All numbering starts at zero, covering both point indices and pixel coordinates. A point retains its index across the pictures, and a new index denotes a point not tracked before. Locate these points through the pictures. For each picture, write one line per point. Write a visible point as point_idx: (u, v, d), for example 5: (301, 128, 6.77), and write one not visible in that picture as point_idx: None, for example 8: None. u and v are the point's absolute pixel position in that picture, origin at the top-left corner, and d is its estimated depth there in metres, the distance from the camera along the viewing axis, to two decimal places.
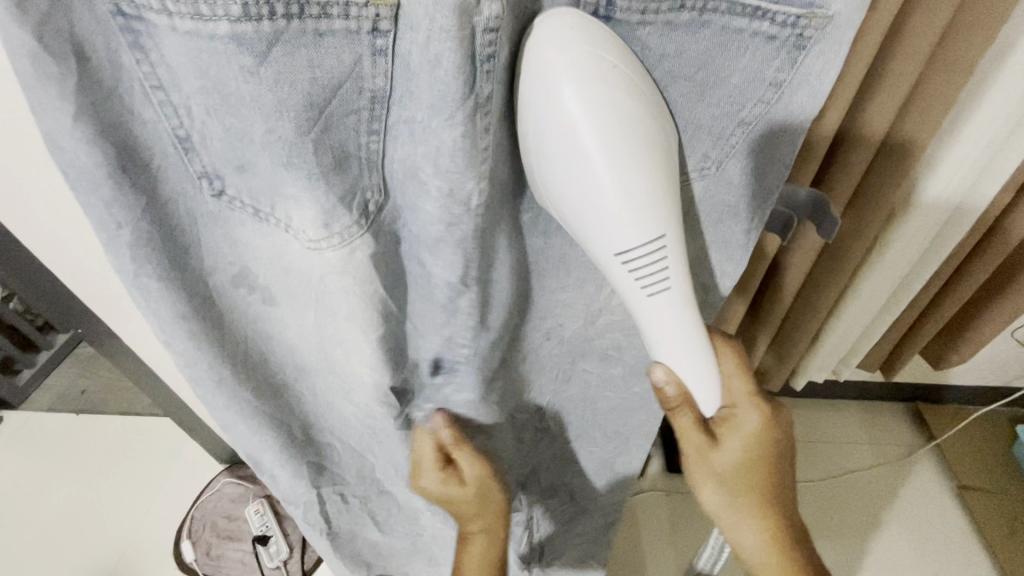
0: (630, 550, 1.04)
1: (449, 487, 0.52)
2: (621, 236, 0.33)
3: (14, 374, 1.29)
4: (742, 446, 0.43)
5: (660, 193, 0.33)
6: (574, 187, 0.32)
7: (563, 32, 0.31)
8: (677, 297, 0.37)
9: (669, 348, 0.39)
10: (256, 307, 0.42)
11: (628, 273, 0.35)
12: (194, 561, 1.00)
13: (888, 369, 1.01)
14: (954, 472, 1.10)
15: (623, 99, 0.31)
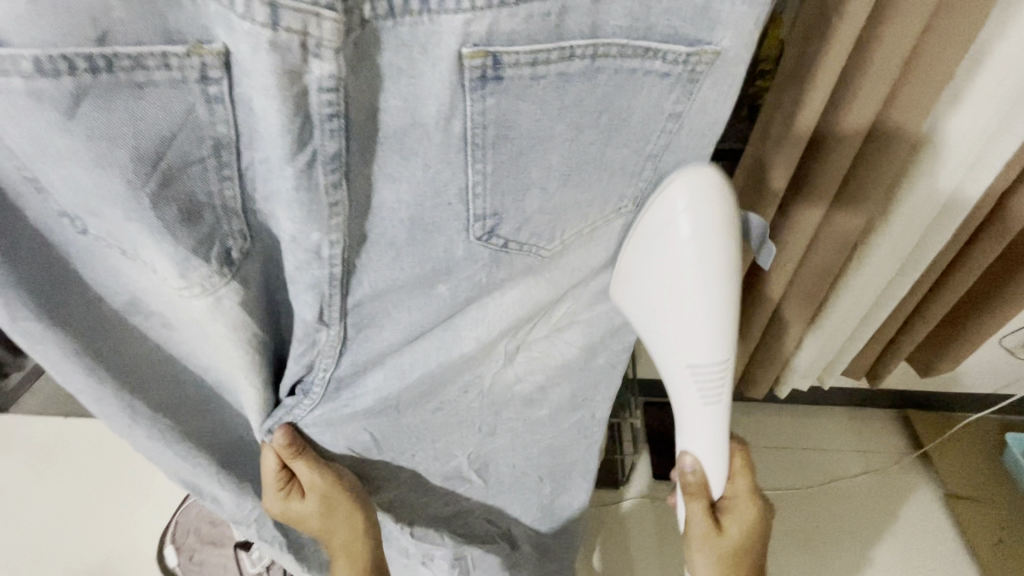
0: (620, 561, 1.03)
1: (291, 501, 0.54)
2: (690, 359, 0.47)
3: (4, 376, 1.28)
4: (739, 532, 0.55)
5: (720, 344, 0.46)
6: (665, 321, 0.47)
7: (690, 202, 0.42)
8: (720, 410, 0.50)
9: (695, 439, 0.52)
10: (153, 329, 0.45)
11: (693, 386, 0.48)
12: (177, 565, 1.03)
13: (874, 376, 1.00)
14: (942, 480, 1.09)
15: (716, 270, 0.43)
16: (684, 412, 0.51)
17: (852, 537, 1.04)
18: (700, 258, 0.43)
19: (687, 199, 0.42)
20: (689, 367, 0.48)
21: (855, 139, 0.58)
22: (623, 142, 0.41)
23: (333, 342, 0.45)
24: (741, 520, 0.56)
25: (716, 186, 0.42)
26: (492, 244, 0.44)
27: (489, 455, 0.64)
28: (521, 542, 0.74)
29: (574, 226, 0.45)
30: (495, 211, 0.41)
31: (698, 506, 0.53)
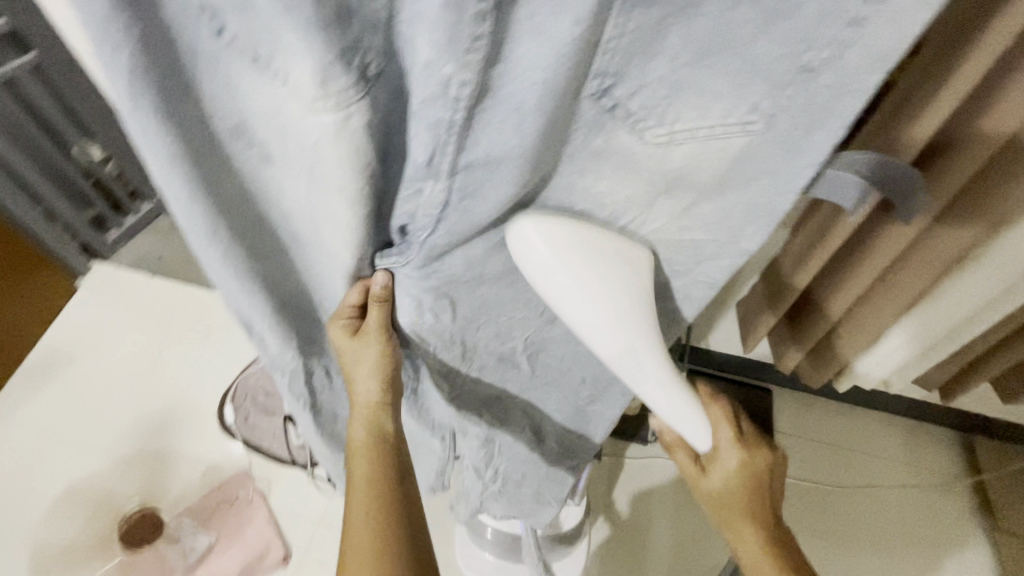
0: (632, 515, 1.05)
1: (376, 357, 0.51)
2: (610, 343, 0.43)
3: (104, 231, 1.51)
4: (727, 479, 0.52)
5: (629, 314, 0.42)
6: (585, 313, 0.42)
7: (535, 230, 0.40)
8: (668, 381, 0.46)
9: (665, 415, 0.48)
10: (253, 164, 0.38)
11: (622, 369, 0.45)
12: (234, 424, 1.13)
13: (947, 392, 0.93)
14: (992, 511, 1.03)
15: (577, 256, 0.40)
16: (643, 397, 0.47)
17: (882, 543, 1.02)
18: (580, 280, 0.41)
19: (540, 237, 0.40)
20: (613, 358, 0.44)
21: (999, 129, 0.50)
22: (778, 36, 0.30)
23: (436, 200, 0.37)
24: (725, 470, 0.52)
25: (582, 229, 0.41)
26: (629, 128, 0.36)
27: (533, 386, 0.61)
28: (534, 482, 0.72)
29: (730, 143, 0.35)
30: (616, 69, 0.33)
31: (684, 456, 0.54)
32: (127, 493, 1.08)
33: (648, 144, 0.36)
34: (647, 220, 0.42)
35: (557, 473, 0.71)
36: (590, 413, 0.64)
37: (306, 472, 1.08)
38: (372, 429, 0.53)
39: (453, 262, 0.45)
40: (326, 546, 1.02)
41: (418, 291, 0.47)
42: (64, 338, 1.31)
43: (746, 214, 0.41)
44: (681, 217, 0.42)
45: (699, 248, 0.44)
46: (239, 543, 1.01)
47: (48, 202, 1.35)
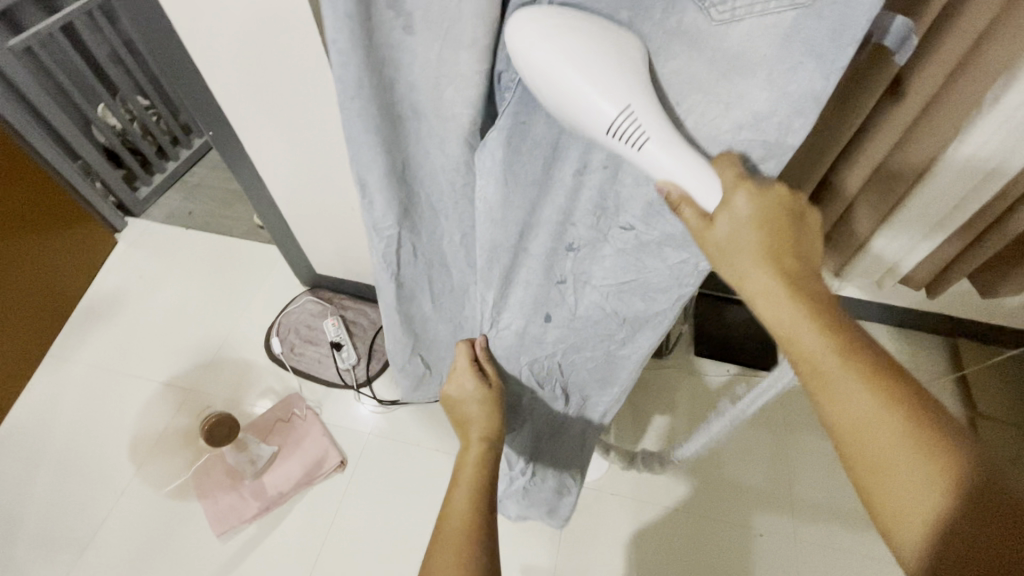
0: (654, 418, 1.17)
1: (478, 390, 0.67)
2: (599, 107, 0.38)
3: (135, 189, 1.56)
4: (749, 233, 0.41)
5: (628, 69, 0.38)
6: (578, 86, 0.38)
7: (534, 27, 0.37)
8: (670, 141, 0.40)
9: (671, 171, 0.40)
10: (396, 35, 0.41)
11: (610, 138, 0.39)
12: (282, 353, 1.24)
13: (933, 289, 1.02)
14: (974, 402, 1.14)
15: (583, 40, 0.37)
16: (643, 162, 0.41)
17: None
18: (565, 50, 0.37)
19: (530, 33, 0.37)
20: (604, 129, 0.39)
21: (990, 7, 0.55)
22: None
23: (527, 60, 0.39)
24: (745, 224, 0.41)
25: (554, 20, 0.37)
26: (699, 8, 0.36)
27: (567, 321, 0.63)
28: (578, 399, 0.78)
29: (780, 19, 0.36)
30: None
31: (693, 217, 0.41)
32: (192, 416, 1.19)
33: (712, 23, 0.37)
34: (707, 109, 0.42)
35: (595, 386, 0.74)
36: (618, 348, 0.66)
37: (352, 391, 1.21)
38: (482, 450, 0.63)
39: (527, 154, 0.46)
40: (378, 453, 1.13)
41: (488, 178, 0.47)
42: (109, 290, 1.40)
43: (797, 104, 0.39)
44: (733, 107, 0.41)
45: (750, 146, 0.43)
46: (299, 453, 1.13)
47: (84, 157, 1.41)
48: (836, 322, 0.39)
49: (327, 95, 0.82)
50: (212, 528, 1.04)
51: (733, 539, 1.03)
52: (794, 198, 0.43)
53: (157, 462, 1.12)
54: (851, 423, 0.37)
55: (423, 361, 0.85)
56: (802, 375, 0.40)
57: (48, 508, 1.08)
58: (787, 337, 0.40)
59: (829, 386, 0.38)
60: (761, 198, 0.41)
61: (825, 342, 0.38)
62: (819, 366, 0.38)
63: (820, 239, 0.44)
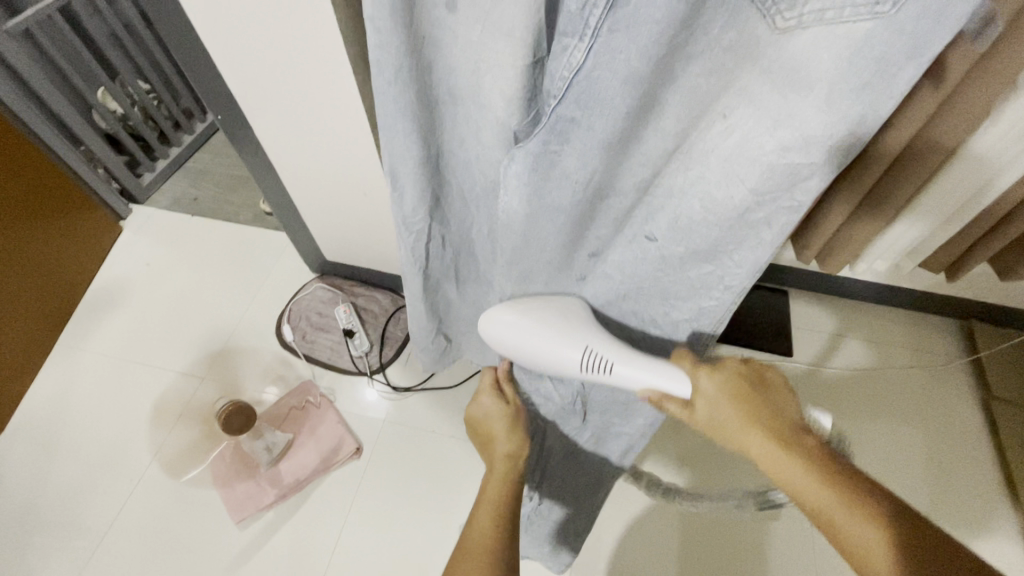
0: None
1: (499, 407, 0.71)
2: (564, 355, 0.55)
3: (138, 176, 1.54)
4: (723, 404, 0.51)
5: (574, 329, 0.56)
6: (541, 344, 0.56)
7: (501, 318, 0.60)
8: (629, 359, 0.54)
9: (636, 376, 0.53)
10: (439, 12, 0.39)
11: (579, 369, 0.55)
12: (294, 341, 1.23)
13: (952, 272, 1.01)
14: (989, 386, 1.13)
15: (536, 319, 0.58)
16: (622, 377, 0.54)
17: (896, 421, 1.11)
18: (525, 322, 0.59)
19: (503, 315, 0.60)
20: (573, 364, 0.55)
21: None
22: None
23: (575, 62, 0.37)
24: (713, 399, 0.51)
25: (511, 310, 0.60)
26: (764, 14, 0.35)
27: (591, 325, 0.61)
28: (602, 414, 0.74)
29: (853, 28, 0.32)
30: None
31: (674, 406, 0.53)
32: (206, 403, 1.18)
33: (774, 31, 0.35)
34: (749, 129, 0.39)
35: (619, 416, 0.72)
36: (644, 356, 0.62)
37: (364, 377, 1.21)
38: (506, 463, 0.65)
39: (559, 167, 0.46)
40: (393, 441, 1.13)
41: (510, 184, 0.46)
42: (116, 278, 1.39)
43: (854, 123, 0.36)
44: (780, 128, 0.38)
45: (795, 170, 0.39)
46: (314, 441, 1.13)
47: (86, 143, 1.38)
48: (815, 457, 0.44)
49: (342, 77, 0.79)
50: (230, 514, 1.05)
51: (748, 521, 1.03)
52: (756, 369, 0.53)
53: (174, 449, 1.13)
54: (870, 565, 0.38)
55: (447, 337, 0.84)
56: (814, 520, 0.43)
57: (65, 495, 1.08)
58: (783, 484, 0.45)
59: (828, 522, 0.41)
60: (716, 377, 0.52)
61: (819, 488, 0.42)
62: (814, 505, 0.42)
63: (797, 400, 0.51)
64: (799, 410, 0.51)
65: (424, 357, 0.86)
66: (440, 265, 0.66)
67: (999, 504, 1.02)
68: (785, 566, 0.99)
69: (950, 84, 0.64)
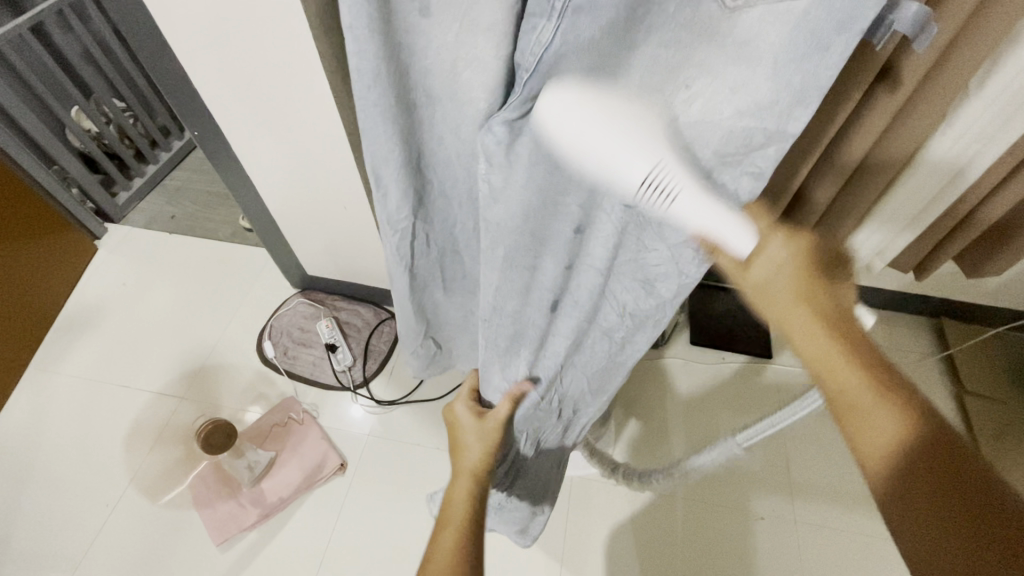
0: (652, 407, 1.18)
1: (469, 418, 0.73)
2: (625, 174, 0.40)
3: (114, 195, 1.52)
4: (782, 271, 0.48)
5: (654, 133, 0.39)
6: (603, 153, 0.39)
7: (568, 105, 0.37)
8: (702, 197, 0.43)
9: (701, 216, 0.44)
10: (412, 18, 0.40)
11: (642, 195, 0.41)
12: (275, 357, 1.22)
13: (921, 270, 1.03)
14: (961, 380, 1.16)
15: (612, 105, 0.38)
16: (688, 207, 0.43)
17: None
18: (597, 118, 0.38)
19: (564, 114, 0.37)
20: (638, 183, 0.40)
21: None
22: None
23: (546, 40, 0.37)
24: (777, 262, 0.48)
25: (580, 101, 0.37)
26: None
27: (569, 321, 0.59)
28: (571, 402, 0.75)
29: (793, 6, 0.34)
30: None
31: (727, 259, 0.48)
32: (187, 423, 1.16)
33: (725, 10, 0.35)
34: (706, 98, 0.39)
35: (587, 397, 0.73)
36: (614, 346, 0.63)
37: (349, 392, 1.20)
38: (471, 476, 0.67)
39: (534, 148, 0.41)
40: (377, 455, 1.12)
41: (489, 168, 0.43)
42: (92, 298, 1.36)
43: (799, 96, 0.39)
44: (738, 95, 0.38)
45: (749, 137, 0.41)
46: (297, 457, 1.11)
47: (59, 162, 1.36)
48: (851, 347, 0.47)
49: (320, 91, 0.80)
50: (212, 536, 1.02)
51: (734, 522, 1.04)
52: (830, 249, 0.51)
53: (152, 471, 1.10)
54: (870, 449, 0.44)
55: (437, 344, 0.84)
56: (832, 406, 0.48)
57: (38, 525, 1.05)
58: (822, 371, 0.48)
59: (855, 412, 0.45)
60: (793, 243, 0.48)
61: (855, 375, 0.46)
62: (846, 392, 0.46)
63: (855, 285, 0.50)
64: (851, 294, 0.50)
65: (415, 364, 0.88)
66: (426, 264, 0.65)
67: None
68: (772, 566, 1.00)
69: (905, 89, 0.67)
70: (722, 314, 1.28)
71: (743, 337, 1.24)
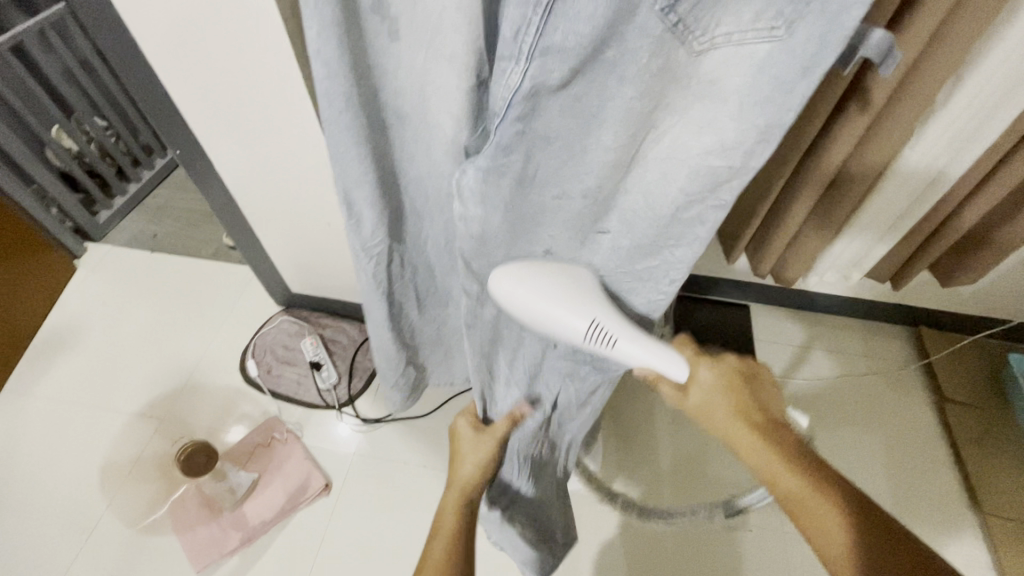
0: (639, 420, 1.18)
1: (476, 446, 0.71)
2: (569, 329, 0.56)
3: (94, 213, 1.50)
4: (713, 390, 0.57)
5: (584, 297, 0.56)
6: (546, 310, 0.55)
7: (514, 276, 0.54)
8: (636, 338, 0.56)
9: (636, 355, 0.56)
10: (382, 41, 0.41)
11: (586, 340, 0.56)
12: (258, 375, 1.20)
13: (898, 280, 1.06)
14: (940, 388, 1.18)
15: (551, 282, 0.55)
16: (622, 350, 0.56)
17: (856, 430, 1.15)
18: (535, 287, 0.55)
19: (513, 278, 0.54)
20: (580, 337, 0.56)
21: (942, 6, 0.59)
22: None
23: (515, 84, 0.38)
24: (706, 381, 0.58)
25: (519, 271, 0.54)
26: (682, 43, 0.37)
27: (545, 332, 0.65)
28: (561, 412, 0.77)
29: (755, 50, 0.37)
30: None
31: (667, 387, 0.60)
32: (166, 445, 1.13)
33: (692, 53, 0.38)
34: (677, 135, 0.44)
35: (573, 407, 0.77)
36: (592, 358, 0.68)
37: (333, 411, 1.18)
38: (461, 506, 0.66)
39: (503, 183, 0.45)
40: (362, 474, 1.10)
41: (462, 198, 0.46)
42: (69, 318, 1.33)
43: (762, 131, 0.41)
44: (705, 132, 0.42)
45: (716, 171, 0.44)
46: (280, 477, 1.09)
47: (38, 181, 1.34)
48: (794, 453, 0.51)
49: (301, 109, 0.81)
50: (191, 562, 0.99)
51: (721, 533, 1.04)
52: (754, 367, 0.59)
53: (129, 493, 1.07)
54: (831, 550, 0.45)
55: (415, 368, 0.82)
56: (786, 509, 0.50)
57: (8, 555, 1.01)
58: (768, 477, 0.51)
59: (805, 509, 0.48)
60: (716, 369, 0.58)
61: (794, 477, 0.49)
62: (790, 491, 0.49)
63: (781, 400, 0.58)
64: (780, 409, 0.58)
65: (393, 399, 0.86)
66: (401, 286, 0.65)
67: (959, 502, 1.05)
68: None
69: (873, 106, 0.69)
70: (705, 325, 1.29)
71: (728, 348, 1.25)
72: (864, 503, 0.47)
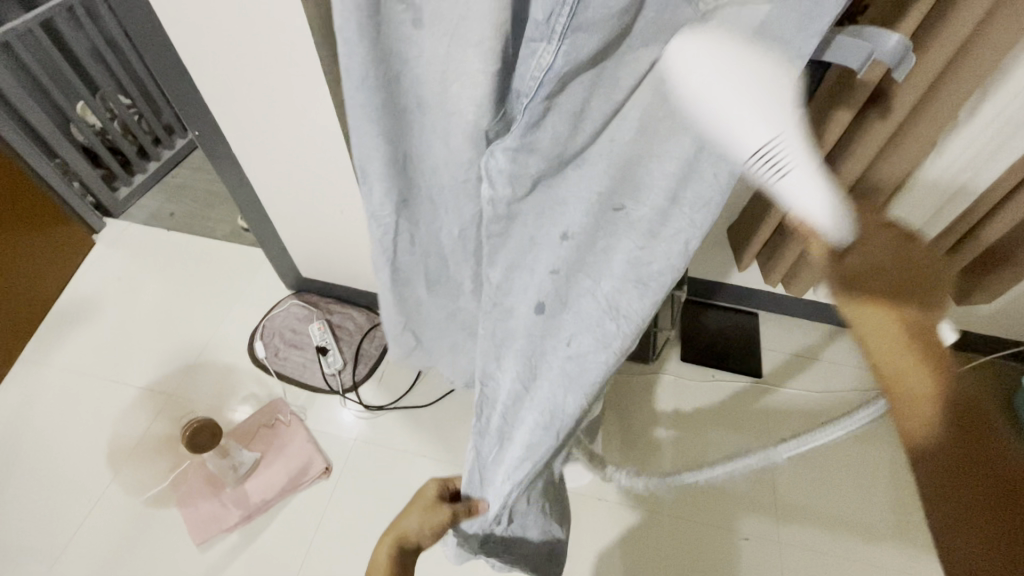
0: (640, 425, 1.17)
1: (428, 514, 0.69)
2: (745, 144, 0.39)
3: (114, 189, 1.53)
4: (881, 255, 0.45)
5: (783, 106, 0.38)
6: (720, 116, 0.38)
7: (701, 52, 0.38)
8: (809, 176, 0.41)
9: (800, 191, 0.42)
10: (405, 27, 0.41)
11: (757, 167, 0.40)
12: (266, 358, 1.22)
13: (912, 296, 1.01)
14: None
15: (753, 79, 0.37)
16: (795, 184, 0.41)
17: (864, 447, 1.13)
18: (729, 81, 0.37)
19: (699, 58, 0.38)
20: (750, 155, 0.40)
21: (970, 20, 0.58)
22: None
23: (547, 64, 0.38)
24: (872, 250, 0.45)
25: (722, 55, 0.37)
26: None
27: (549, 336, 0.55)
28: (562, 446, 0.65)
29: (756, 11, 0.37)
30: None
31: (818, 245, 0.45)
32: (174, 418, 1.16)
33: (699, 13, 0.39)
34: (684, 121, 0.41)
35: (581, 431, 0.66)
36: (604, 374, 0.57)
37: (338, 396, 1.19)
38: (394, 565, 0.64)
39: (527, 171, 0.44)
40: (363, 460, 1.11)
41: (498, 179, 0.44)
42: (83, 293, 1.36)
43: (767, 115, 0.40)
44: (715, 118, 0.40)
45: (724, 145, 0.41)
46: (283, 459, 1.11)
47: (61, 155, 1.36)
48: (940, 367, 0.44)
49: (317, 98, 0.81)
50: (192, 536, 1.02)
51: (717, 537, 1.04)
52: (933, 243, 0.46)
53: (133, 464, 1.10)
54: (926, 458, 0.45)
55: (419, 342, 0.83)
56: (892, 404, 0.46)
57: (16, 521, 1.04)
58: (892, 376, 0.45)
59: (910, 405, 0.45)
60: (866, 251, 0.45)
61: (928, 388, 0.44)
62: (909, 390, 0.45)
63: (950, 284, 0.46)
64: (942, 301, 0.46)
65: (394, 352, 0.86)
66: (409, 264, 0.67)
67: None
68: None
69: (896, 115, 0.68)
70: (713, 332, 1.28)
71: (735, 356, 1.24)
72: (967, 418, 0.44)
